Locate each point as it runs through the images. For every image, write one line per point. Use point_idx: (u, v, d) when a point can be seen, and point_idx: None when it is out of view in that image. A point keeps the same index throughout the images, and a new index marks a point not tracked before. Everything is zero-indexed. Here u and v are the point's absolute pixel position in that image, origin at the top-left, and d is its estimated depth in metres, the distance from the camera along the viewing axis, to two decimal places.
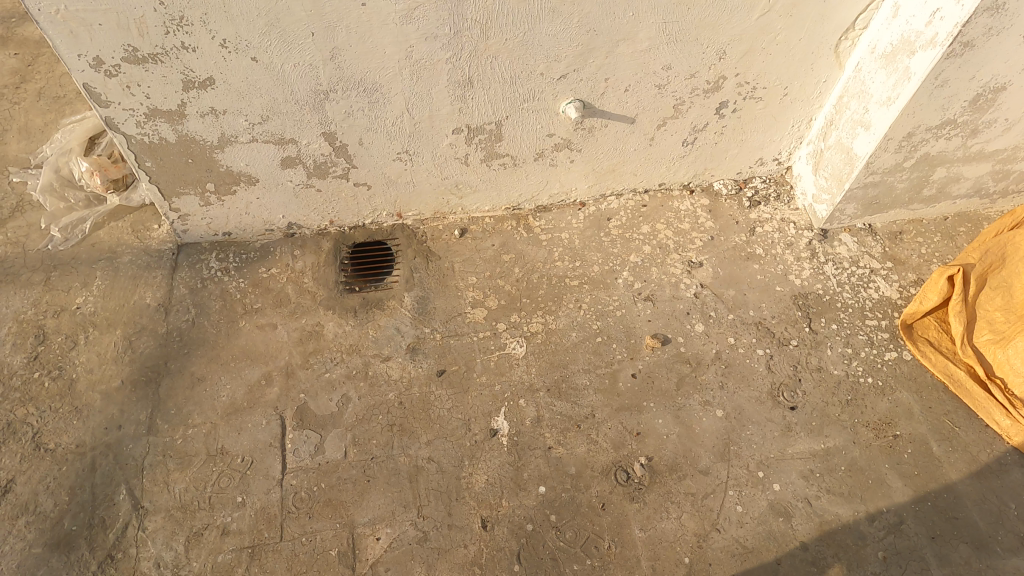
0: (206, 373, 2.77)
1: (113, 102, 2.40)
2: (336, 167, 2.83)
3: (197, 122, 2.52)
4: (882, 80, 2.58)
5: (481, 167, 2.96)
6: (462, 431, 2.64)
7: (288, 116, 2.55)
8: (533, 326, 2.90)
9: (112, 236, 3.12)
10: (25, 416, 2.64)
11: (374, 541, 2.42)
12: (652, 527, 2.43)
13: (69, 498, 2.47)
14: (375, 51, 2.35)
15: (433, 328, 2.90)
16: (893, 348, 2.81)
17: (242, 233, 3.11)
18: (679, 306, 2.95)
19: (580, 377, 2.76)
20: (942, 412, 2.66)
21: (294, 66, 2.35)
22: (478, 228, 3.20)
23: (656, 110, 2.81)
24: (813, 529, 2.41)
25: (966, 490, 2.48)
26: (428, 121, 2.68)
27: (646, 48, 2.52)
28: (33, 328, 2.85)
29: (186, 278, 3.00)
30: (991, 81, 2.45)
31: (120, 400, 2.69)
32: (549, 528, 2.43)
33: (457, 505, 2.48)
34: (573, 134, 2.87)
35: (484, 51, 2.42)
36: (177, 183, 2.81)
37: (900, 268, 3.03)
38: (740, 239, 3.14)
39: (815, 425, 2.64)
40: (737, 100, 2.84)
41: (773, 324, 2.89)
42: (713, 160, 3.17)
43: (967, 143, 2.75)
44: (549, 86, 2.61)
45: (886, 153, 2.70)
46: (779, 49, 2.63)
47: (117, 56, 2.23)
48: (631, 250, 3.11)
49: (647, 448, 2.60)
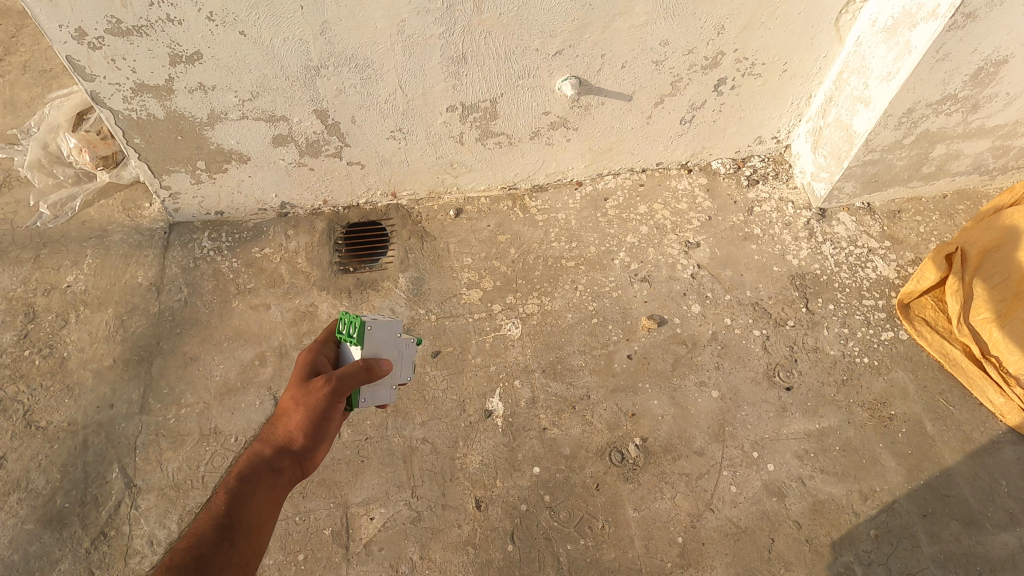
0: (199, 352, 2.76)
1: (98, 76, 2.39)
2: (328, 146, 2.81)
3: (186, 97, 2.50)
4: (882, 54, 2.55)
5: (476, 146, 2.94)
6: (457, 412, 2.62)
7: (278, 93, 2.54)
8: (529, 308, 2.87)
9: (103, 214, 3.10)
10: (16, 393, 2.64)
11: (368, 521, 2.42)
12: (645, 507, 2.43)
13: (62, 475, 2.48)
14: (366, 25, 2.32)
15: (428, 310, 2.87)
16: (890, 328, 2.79)
17: (234, 212, 3.09)
18: (675, 287, 2.92)
19: (576, 359, 2.74)
20: (938, 391, 2.64)
21: (283, 40, 2.33)
22: (474, 208, 3.17)
23: (652, 87, 2.79)
24: (806, 508, 2.41)
25: (959, 467, 2.48)
26: (421, 98, 2.65)
27: (643, 23, 2.49)
28: (24, 305, 2.84)
29: (178, 258, 2.98)
30: (993, 54, 2.43)
31: (112, 377, 2.68)
32: (543, 509, 2.43)
33: (451, 485, 2.48)
34: (570, 111, 2.85)
35: (478, 25, 2.39)
36: (168, 160, 2.79)
37: (899, 247, 3.01)
38: (737, 219, 3.11)
39: (810, 405, 2.62)
40: (735, 76, 2.81)
41: (769, 305, 2.86)
42: (712, 138, 3.14)
43: (967, 119, 2.72)
44: (545, 63, 2.59)
45: (885, 130, 2.68)
46: (777, 24, 2.60)
47: (100, 27, 2.21)
48: (627, 230, 3.08)
49: (642, 430, 2.58)
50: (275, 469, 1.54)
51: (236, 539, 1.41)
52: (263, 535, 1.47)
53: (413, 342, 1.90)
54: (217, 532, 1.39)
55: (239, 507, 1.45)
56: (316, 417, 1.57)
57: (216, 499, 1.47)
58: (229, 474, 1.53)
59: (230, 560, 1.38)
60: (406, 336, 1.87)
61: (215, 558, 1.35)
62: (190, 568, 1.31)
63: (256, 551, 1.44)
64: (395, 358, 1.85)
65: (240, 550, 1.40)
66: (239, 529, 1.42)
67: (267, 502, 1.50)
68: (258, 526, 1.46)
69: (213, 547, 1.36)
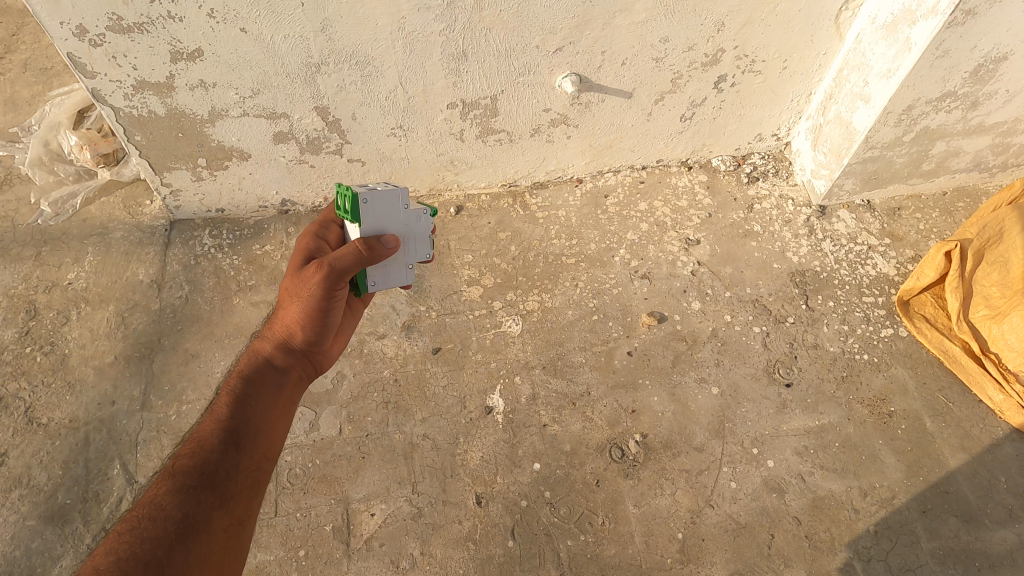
0: (200, 349, 2.76)
1: (99, 73, 2.39)
2: (329, 143, 2.81)
3: (186, 94, 2.51)
4: (882, 51, 2.55)
5: (476, 143, 2.94)
6: (457, 409, 2.63)
7: (278, 90, 2.54)
8: (529, 304, 2.88)
9: (104, 211, 3.11)
10: (18, 390, 2.65)
11: (369, 517, 2.43)
12: (645, 503, 2.44)
13: (63, 472, 2.48)
14: (367, 22, 2.32)
15: (429, 307, 2.88)
16: (890, 325, 2.80)
17: (235, 210, 3.09)
18: (676, 284, 2.93)
19: (576, 355, 2.75)
20: (937, 388, 2.65)
21: (284, 37, 2.33)
22: (474, 206, 3.18)
23: (653, 84, 2.79)
24: (806, 504, 2.42)
25: (959, 464, 2.49)
26: (422, 95, 2.66)
27: (643, 20, 2.50)
28: (25, 303, 2.85)
29: (179, 255, 2.99)
30: (993, 51, 2.43)
31: (113, 374, 2.69)
32: (543, 505, 2.43)
33: (451, 481, 2.48)
34: (570, 109, 2.85)
35: (478, 22, 2.39)
36: (169, 158, 2.80)
37: (899, 244, 3.02)
38: (737, 217, 3.11)
39: (810, 402, 2.63)
40: (735, 73, 2.81)
41: (769, 301, 2.87)
42: (712, 135, 3.15)
43: (967, 116, 2.73)
44: (545, 60, 2.59)
45: (885, 127, 2.68)
46: (777, 21, 2.60)
47: (101, 24, 2.21)
48: (628, 227, 3.09)
49: (642, 426, 2.59)
50: (279, 367, 1.66)
51: (243, 442, 1.51)
52: (273, 429, 1.59)
53: (426, 213, 1.84)
54: (225, 437, 1.49)
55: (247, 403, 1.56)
56: (309, 310, 1.64)
57: (220, 402, 1.56)
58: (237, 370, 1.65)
59: (240, 464, 1.48)
60: (416, 209, 1.80)
61: (221, 467, 1.44)
62: (199, 474, 1.42)
63: (266, 451, 1.54)
64: (404, 232, 1.80)
65: (248, 455, 1.50)
66: (246, 430, 1.52)
67: (271, 399, 1.61)
68: (265, 422, 1.56)
69: (221, 448, 1.47)
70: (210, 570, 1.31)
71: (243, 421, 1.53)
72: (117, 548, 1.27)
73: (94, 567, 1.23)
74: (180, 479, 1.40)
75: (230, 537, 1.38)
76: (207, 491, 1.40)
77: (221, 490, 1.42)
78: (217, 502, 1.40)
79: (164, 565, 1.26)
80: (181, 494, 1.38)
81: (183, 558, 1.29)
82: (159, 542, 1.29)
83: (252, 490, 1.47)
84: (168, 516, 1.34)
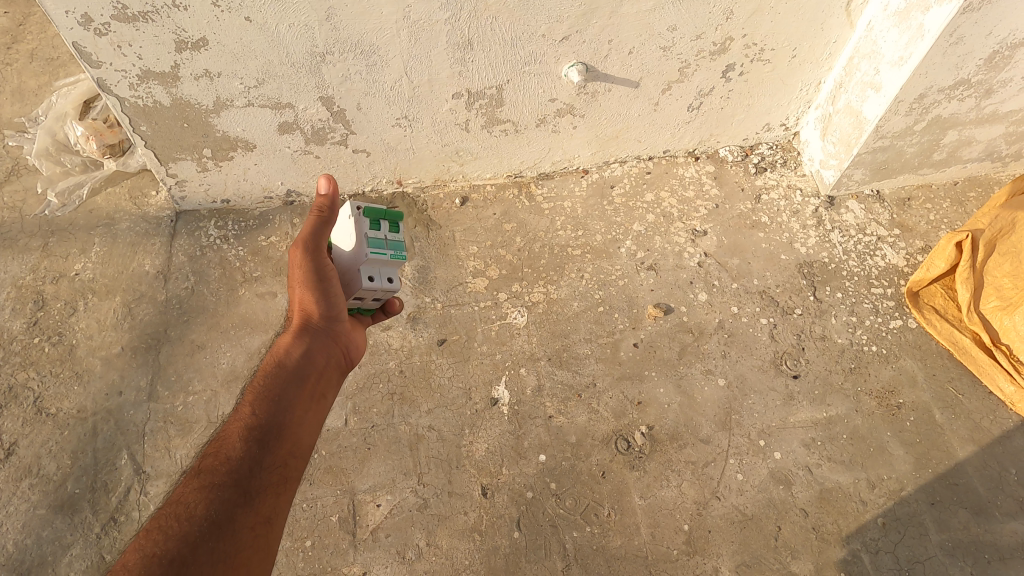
0: (206, 340, 2.76)
1: (104, 63, 2.39)
2: (335, 133, 2.81)
3: (192, 84, 2.50)
4: (893, 39, 2.52)
5: (482, 133, 2.93)
6: (463, 400, 2.62)
7: (284, 79, 2.53)
8: (534, 296, 2.87)
9: (111, 202, 3.10)
10: (26, 380, 2.66)
11: (375, 507, 2.44)
12: (651, 495, 2.43)
13: (72, 461, 2.49)
14: (372, 11, 2.31)
15: (434, 298, 2.86)
16: (899, 317, 2.77)
17: (240, 201, 3.08)
18: (682, 275, 2.91)
19: (581, 347, 2.73)
20: (947, 380, 2.63)
21: (289, 26, 2.32)
22: (479, 197, 3.15)
23: (661, 73, 2.77)
24: (813, 497, 2.41)
25: (968, 457, 2.47)
26: (427, 85, 2.65)
27: (651, 8, 2.48)
28: (33, 293, 2.85)
29: (185, 246, 2.98)
30: (1008, 37, 2.40)
31: (120, 365, 2.69)
32: (549, 496, 2.43)
33: (457, 473, 2.48)
34: (577, 99, 2.84)
35: (484, 10, 2.37)
36: (173, 148, 2.79)
37: (908, 235, 2.99)
38: (745, 208, 3.09)
39: (817, 394, 2.61)
40: (744, 62, 2.79)
41: (777, 293, 2.85)
42: (720, 125, 3.12)
43: (980, 105, 2.70)
44: (551, 48, 2.57)
45: (895, 116, 2.66)
46: (786, 8, 2.58)
47: (105, 13, 2.21)
48: (634, 218, 3.06)
49: (647, 418, 2.58)
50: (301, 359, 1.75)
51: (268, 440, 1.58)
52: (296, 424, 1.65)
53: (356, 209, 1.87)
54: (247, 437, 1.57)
55: (275, 402, 1.63)
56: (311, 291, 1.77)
57: (245, 405, 1.62)
58: (259, 369, 1.71)
59: (266, 462, 1.55)
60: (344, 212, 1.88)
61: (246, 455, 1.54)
62: (225, 472, 1.50)
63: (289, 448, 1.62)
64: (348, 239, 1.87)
65: (272, 454, 1.57)
66: (270, 431, 1.59)
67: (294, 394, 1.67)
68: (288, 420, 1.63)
69: (244, 448, 1.54)
70: (235, 567, 1.38)
71: (268, 421, 1.60)
72: (146, 544, 1.35)
73: (127, 565, 1.31)
74: (206, 477, 1.49)
75: (257, 536, 1.46)
76: (232, 492, 1.48)
77: (245, 488, 1.49)
78: (241, 501, 1.48)
79: (190, 562, 1.34)
80: (203, 492, 1.46)
81: (210, 555, 1.37)
82: (186, 541, 1.36)
83: (278, 487, 1.55)
84: (195, 515, 1.41)
